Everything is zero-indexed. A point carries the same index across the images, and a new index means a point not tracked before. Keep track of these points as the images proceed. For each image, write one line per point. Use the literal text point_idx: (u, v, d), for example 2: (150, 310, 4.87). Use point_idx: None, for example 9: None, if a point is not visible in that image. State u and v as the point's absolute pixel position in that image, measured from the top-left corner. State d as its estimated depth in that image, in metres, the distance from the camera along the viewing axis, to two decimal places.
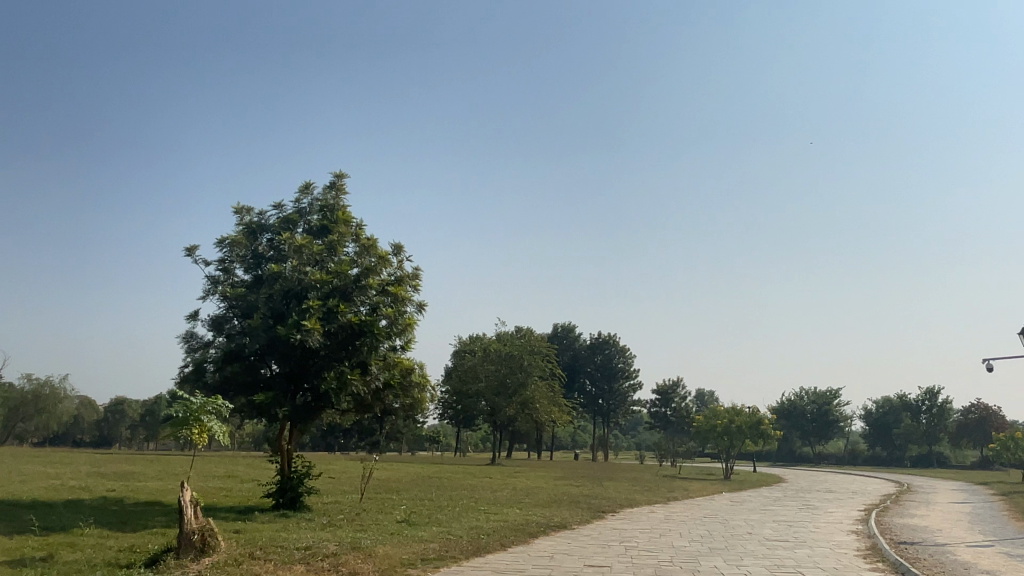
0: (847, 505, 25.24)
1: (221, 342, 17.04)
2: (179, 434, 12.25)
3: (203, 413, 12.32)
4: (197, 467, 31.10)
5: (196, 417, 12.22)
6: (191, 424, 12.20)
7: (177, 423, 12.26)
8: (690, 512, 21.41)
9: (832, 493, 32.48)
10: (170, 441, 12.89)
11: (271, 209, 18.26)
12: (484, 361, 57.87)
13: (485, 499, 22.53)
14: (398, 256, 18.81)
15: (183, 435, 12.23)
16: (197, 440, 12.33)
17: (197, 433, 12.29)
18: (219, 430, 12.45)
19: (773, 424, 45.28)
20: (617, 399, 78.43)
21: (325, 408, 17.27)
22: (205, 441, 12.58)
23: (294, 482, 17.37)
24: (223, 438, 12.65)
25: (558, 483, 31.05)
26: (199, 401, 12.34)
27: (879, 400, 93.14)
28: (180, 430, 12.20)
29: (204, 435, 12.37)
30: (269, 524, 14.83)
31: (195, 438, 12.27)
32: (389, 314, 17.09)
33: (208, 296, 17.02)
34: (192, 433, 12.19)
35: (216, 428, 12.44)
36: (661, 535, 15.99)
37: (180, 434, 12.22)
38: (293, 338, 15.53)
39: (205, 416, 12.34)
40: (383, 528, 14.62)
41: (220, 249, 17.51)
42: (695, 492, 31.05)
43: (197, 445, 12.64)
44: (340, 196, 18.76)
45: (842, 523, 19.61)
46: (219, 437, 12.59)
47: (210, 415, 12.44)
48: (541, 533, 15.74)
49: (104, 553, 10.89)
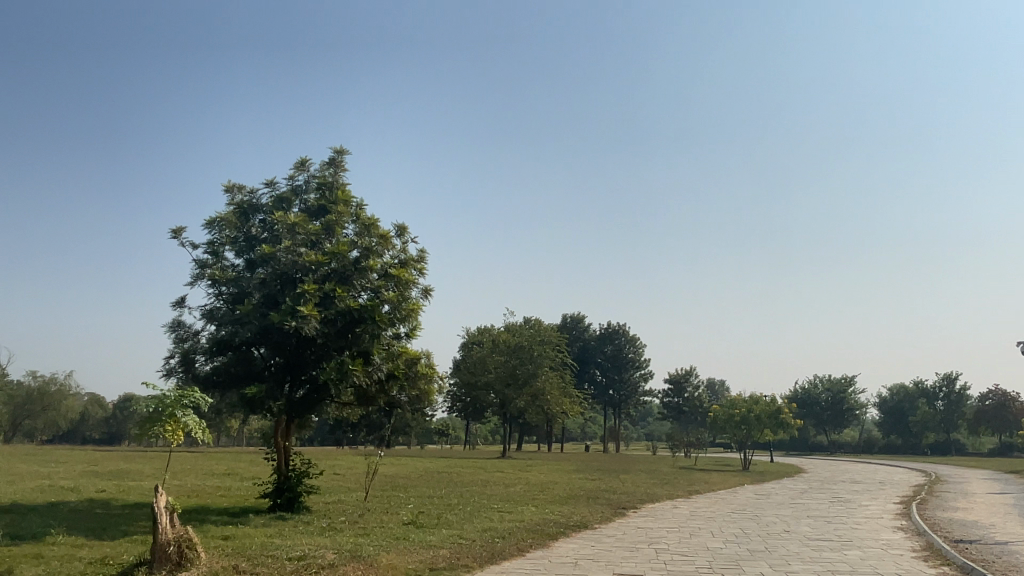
0: (880, 497, 23.90)
1: (212, 331, 15.76)
2: (152, 433, 10.95)
3: (179, 409, 11.05)
4: (198, 464, 29.97)
5: (170, 413, 10.97)
6: (165, 420, 10.88)
7: (150, 421, 11.00)
8: (717, 508, 20.10)
9: (860, 484, 31.11)
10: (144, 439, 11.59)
11: (264, 187, 16.94)
12: (493, 352, 56.61)
13: (497, 495, 21.34)
14: (402, 237, 17.47)
15: (156, 434, 10.96)
16: (173, 438, 11.07)
17: (173, 431, 11.03)
18: (198, 427, 11.19)
19: (792, 413, 43.92)
20: (628, 389, 77.13)
21: (324, 401, 15.96)
22: (182, 439, 11.33)
23: (293, 481, 16.11)
24: (203, 436, 11.39)
25: (572, 477, 29.81)
26: (173, 394, 11.08)
27: (896, 388, 91.59)
28: (152, 428, 10.93)
29: (181, 433, 11.12)
30: (263, 528, 13.56)
31: (170, 437, 11.02)
32: (393, 299, 15.72)
33: (196, 281, 15.73)
34: (167, 431, 10.91)
35: (193, 425, 11.17)
36: (692, 535, 14.68)
37: (153, 432, 10.96)
38: (287, 325, 14.20)
39: (181, 411, 11.07)
40: (388, 532, 13.34)
41: (209, 230, 16.23)
42: (716, 485, 29.78)
43: (174, 443, 11.39)
44: (339, 173, 17.41)
45: (883, 519, 18.26)
46: (197, 436, 11.29)
47: (186, 410, 11.16)
48: (560, 534, 14.45)
49: (69, 566, 9.62)
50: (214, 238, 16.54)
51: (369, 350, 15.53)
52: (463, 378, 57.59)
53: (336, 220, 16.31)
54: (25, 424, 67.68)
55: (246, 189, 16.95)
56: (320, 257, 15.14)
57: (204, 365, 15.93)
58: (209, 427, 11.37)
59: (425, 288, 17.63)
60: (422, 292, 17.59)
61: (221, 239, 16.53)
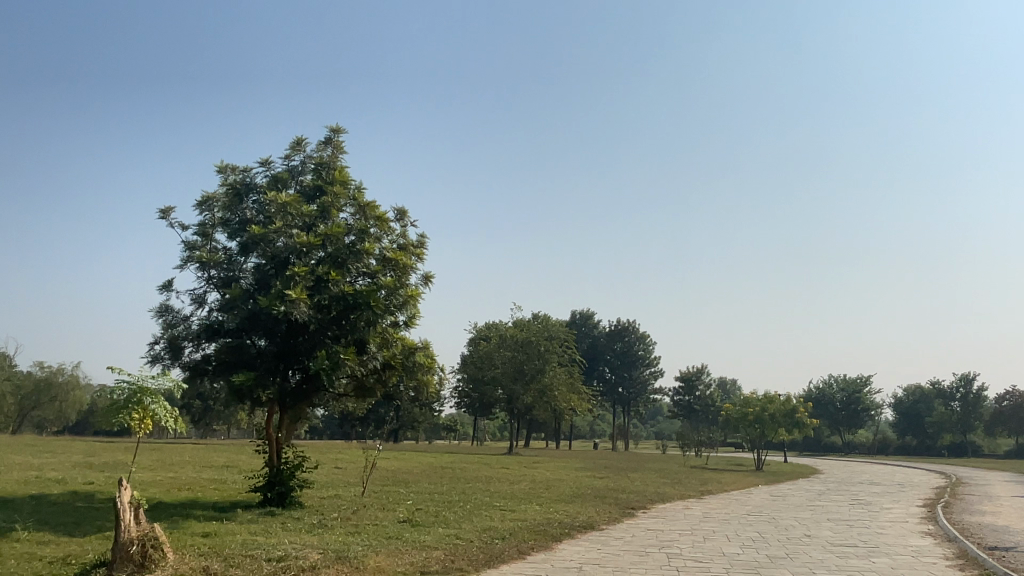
0: (902, 499, 22.87)
1: (201, 317, 15.00)
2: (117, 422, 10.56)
3: (147, 396, 10.69)
4: (197, 457, 29.29)
5: (138, 401, 10.59)
6: (131, 408, 10.54)
7: (117, 408, 10.63)
8: (731, 509, 19.16)
9: (879, 486, 30.01)
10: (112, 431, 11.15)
11: (258, 167, 16.09)
12: (500, 347, 55.72)
13: (501, 493, 20.49)
14: (403, 221, 16.59)
15: (122, 421, 10.57)
16: (140, 427, 10.70)
17: (140, 420, 10.67)
18: (166, 415, 10.79)
19: (807, 412, 42.81)
20: (638, 387, 76.16)
21: (318, 391, 15.17)
22: (152, 427, 10.97)
23: (285, 475, 15.28)
24: (175, 425, 10.98)
25: (579, 475, 28.94)
26: (142, 381, 10.68)
27: (911, 388, 89.95)
28: (118, 414, 10.59)
29: (150, 421, 10.76)
30: (247, 524, 12.74)
31: (136, 425, 10.65)
32: (390, 284, 14.86)
33: (184, 264, 14.95)
34: (133, 419, 10.53)
35: (163, 412, 10.79)
36: (705, 539, 13.74)
37: (119, 420, 10.63)
38: (276, 310, 13.38)
39: (149, 398, 10.69)
40: (381, 531, 12.48)
41: (198, 211, 15.44)
42: (728, 485, 28.82)
43: (144, 431, 11.03)
44: (337, 154, 16.55)
45: (907, 523, 17.27)
46: (168, 425, 10.91)
47: (155, 397, 10.78)
48: (565, 536, 13.54)
49: (28, 566, 8.81)
50: (205, 220, 15.75)
51: (364, 338, 14.70)
52: (470, 374, 56.78)
53: (333, 201, 15.40)
54: (33, 416, 67.37)
55: (239, 168, 16.11)
56: (313, 239, 14.26)
57: (193, 353, 15.16)
58: (180, 415, 10.97)
59: (427, 275, 16.78)
60: (423, 279, 16.74)
61: (211, 221, 15.73)
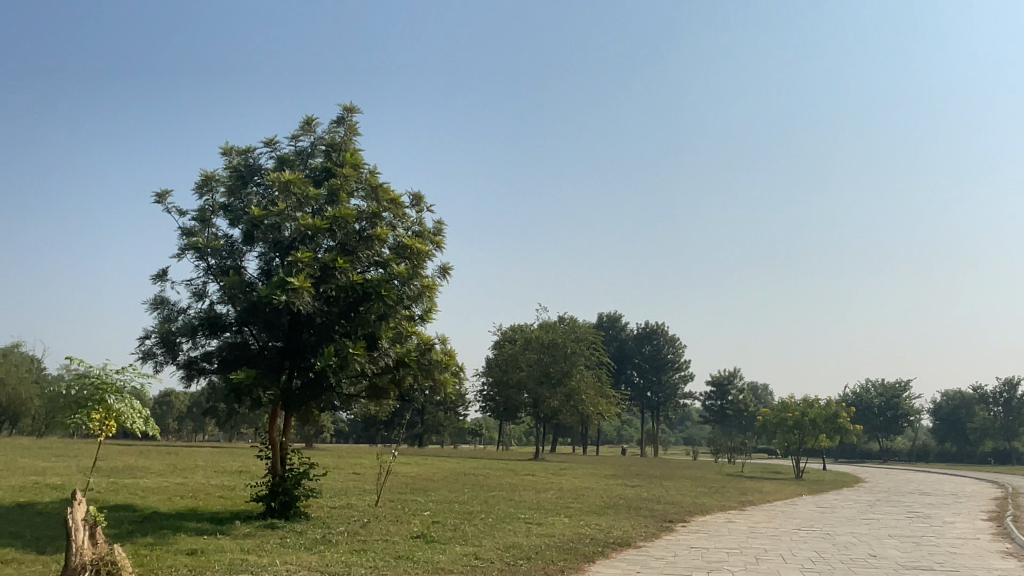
0: (963, 512, 20.96)
1: (198, 310, 13.74)
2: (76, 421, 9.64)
3: (111, 393, 9.83)
4: (211, 462, 28.26)
5: (101, 397, 9.72)
6: (92, 406, 9.66)
7: (77, 406, 9.74)
8: (778, 524, 17.49)
9: (931, 496, 28.01)
10: (76, 433, 10.28)
11: (263, 147, 14.72)
12: (526, 349, 54.23)
13: (525, 503, 19.07)
14: (419, 207, 15.12)
15: (82, 421, 9.67)
16: (102, 428, 9.81)
17: (102, 420, 9.77)
18: (132, 414, 9.93)
19: (849, 417, 40.75)
20: (667, 392, 74.20)
21: (325, 392, 13.74)
22: (117, 431, 10.08)
23: (289, 483, 14.04)
24: (143, 427, 10.04)
25: (609, 483, 27.42)
26: (106, 374, 9.86)
27: (951, 393, 86.68)
28: (77, 413, 9.67)
29: (114, 421, 9.90)
30: (241, 540, 11.47)
31: (98, 427, 9.75)
32: (404, 273, 13.31)
33: (181, 253, 13.74)
34: (93, 419, 9.66)
35: (128, 411, 9.93)
36: (759, 561, 12.10)
37: (77, 419, 9.69)
38: (276, 301, 11.88)
39: (113, 395, 9.83)
40: (391, 549, 11.07)
41: (198, 195, 14.21)
42: (768, 494, 27.09)
43: (108, 435, 10.15)
44: (350, 136, 15.17)
45: (981, 537, 15.41)
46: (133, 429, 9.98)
47: (120, 395, 9.95)
48: (599, 555, 12.03)
49: None
50: (205, 205, 14.50)
51: (376, 332, 13.19)
52: (495, 377, 55.39)
53: (343, 182, 13.92)
54: None
55: (244, 150, 14.82)
56: (319, 221, 12.79)
57: (190, 350, 13.89)
58: (149, 416, 10.07)
59: (447, 267, 15.29)
60: (441, 271, 15.33)
61: (212, 206, 14.49)
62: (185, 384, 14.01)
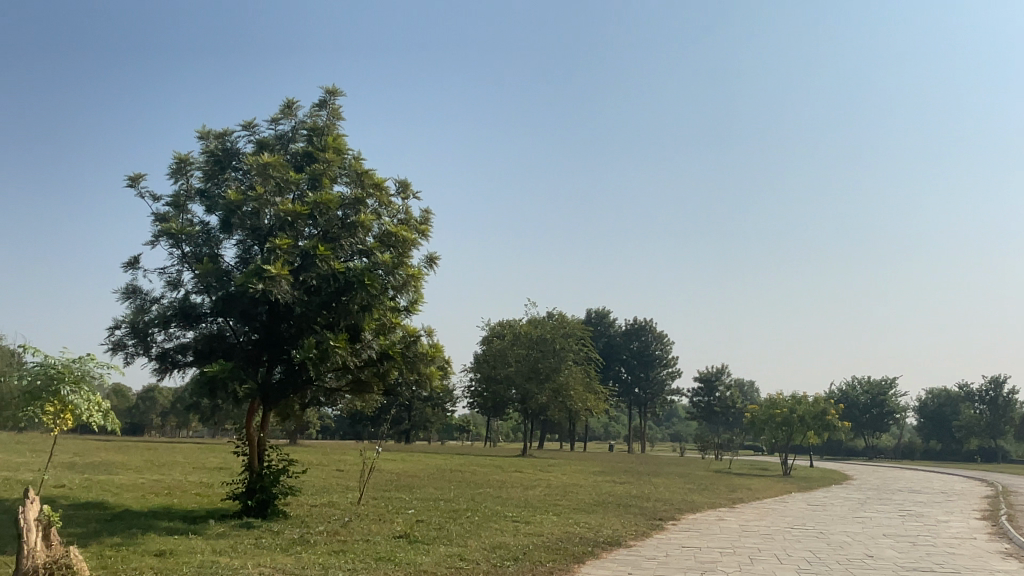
0: (955, 510, 20.69)
1: (172, 299, 13.16)
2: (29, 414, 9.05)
3: (66, 384, 9.23)
4: (192, 458, 27.63)
5: (55, 389, 9.13)
6: (46, 399, 9.07)
7: (29, 399, 9.12)
8: (771, 522, 17.12)
9: (921, 494, 27.78)
10: (28, 426, 9.68)
11: (241, 131, 14.15)
12: (514, 345, 53.76)
13: (512, 500, 18.62)
14: (405, 194, 14.53)
15: (34, 415, 9.08)
16: (57, 422, 9.25)
17: (57, 414, 9.21)
18: (88, 407, 9.39)
19: (838, 414, 40.54)
20: (654, 388, 74.00)
21: (304, 385, 13.16)
22: (71, 425, 9.53)
23: (267, 481, 13.54)
24: (100, 421, 9.53)
25: (597, 480, 27.01)
26: (62, 365, 9.26)
27: (937, 391, 87.06)
28: (30, 406, 9.08)
29: (69, 415, 9.34)
30: (214, 540, 10.93)
31: (52, 421, 9.20)
32: (388, 262, 12.68)
33: (155, 240, 13.18)
34: (48, 412, 9.09)
35: (85, 404, 9.38)
36: (753, 561, 11.69)
37: (30, 413, 9.10)
38: (252, 289, 11.30)
39: (69, 388, 9.24)
40: (371, 550, 10.54)
41: (172, 180, 13.63)
42: (757, 492, 26.78)
43: (62, 428, 9.58)
44: (333, 121, 14.61)
45: (977, 536, 15.10)
46: (89, 423, 9.45)
47: (77, 386, 9.36)
48: (589, 555, 11.59)
49: None
50: (180, 190, 13.92)
51: (359, 323, 12.62)
52: (483, 373, 54.85)
53: (325, 167, 13.34)
54: None
55: (222, 134, 14.24)
56: (299, 206, 12.22)
57: (163, 342, 13.31)
58: (107, 410, 9.56)
59: (433, 257, 14.76)
60: (428, 261, 14.80)
61: (187, 191, 13.91)
62: (158, 377, 13.42)
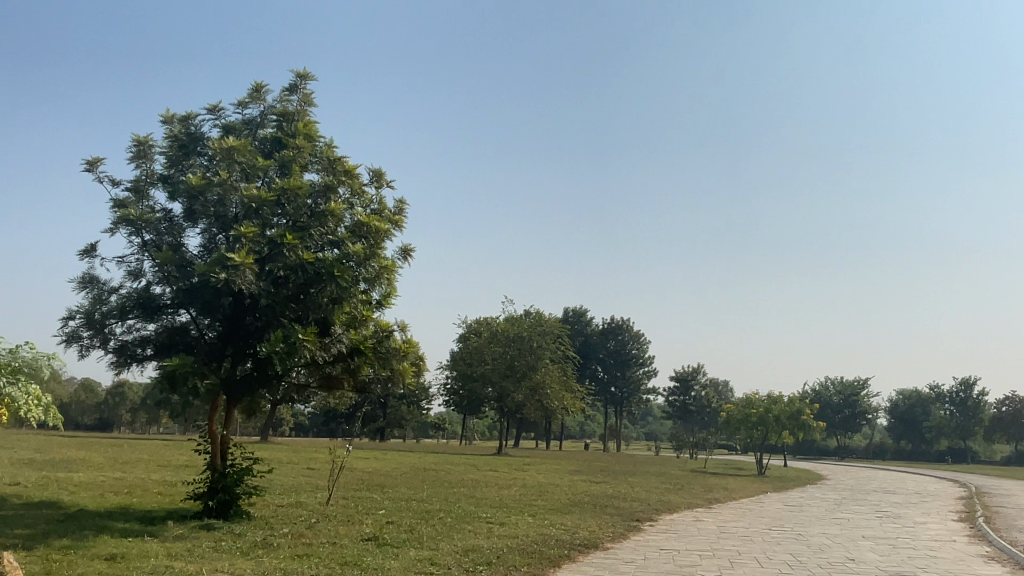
0: (932, 511, 20.62)
1: (130, 290, 12.54)
2: None
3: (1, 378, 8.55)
4: (157, 455, 26.80)
5: None
6: None
7: None
8: (749, 523, 16.86)
9: (896, 494, 27.79)
10: None
11: (207, 115, 13.53)
12: (490, 342, 53.25)
13: (486, 501, 18.18)
14: (379, 183, 13.99)
15: None
16: None
17: None
18: (28, 402, 8.81)
19: (813, 414, 40.58)
20: (630, 387, 73.92)
21: (269, 381, 12.57)
22: (7, 417, 8.94)
23: (230, 480, 12.99)
24: (38, 415, 8.98)
25: (572, 479, 26.65)
26: None
27: (907, 391, 88.10)
28: None
29: (5, 408, 8.74)
30: (171, 543, 10.36)
31: None
32: (360, 253, 12.10)
33: (113, 227, 12.55)
34: None
35: (23, 398, 8.78)
36: (734, 565, 11.37)
37: None
38: (214, 279, 10.73)
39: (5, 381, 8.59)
40: (338, 554, 10.02)
41: (132, 165, 13.01)
42: (734, 492, 26.60)
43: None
44: (305, 107, 14.04)
45: (956, 539, 14.93)
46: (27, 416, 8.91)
47: (13, 379, 8.70)
48: (566, 558, 11.18)
49: None
50: (141, 176, 13.29)
51: (329, 316, 12.06)
52: (459, 371, 54.33)
53: (295, 153, 12.77)
54: None
55: (186, 118, 13.62)
56: (266, 192, 11.64)
57: (121, 334, 12.69)
58: (46, 403, 9.01)
59: (408, 249, 14.24)
60: (402, 254, 14.29)
61: (148, 176, 13.29)
62: (115, 371, 12.79)
